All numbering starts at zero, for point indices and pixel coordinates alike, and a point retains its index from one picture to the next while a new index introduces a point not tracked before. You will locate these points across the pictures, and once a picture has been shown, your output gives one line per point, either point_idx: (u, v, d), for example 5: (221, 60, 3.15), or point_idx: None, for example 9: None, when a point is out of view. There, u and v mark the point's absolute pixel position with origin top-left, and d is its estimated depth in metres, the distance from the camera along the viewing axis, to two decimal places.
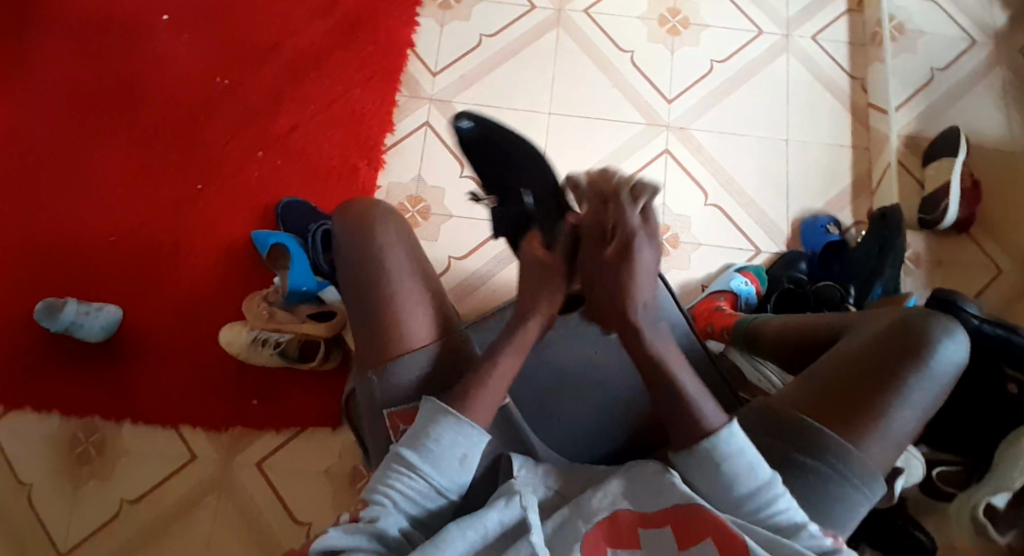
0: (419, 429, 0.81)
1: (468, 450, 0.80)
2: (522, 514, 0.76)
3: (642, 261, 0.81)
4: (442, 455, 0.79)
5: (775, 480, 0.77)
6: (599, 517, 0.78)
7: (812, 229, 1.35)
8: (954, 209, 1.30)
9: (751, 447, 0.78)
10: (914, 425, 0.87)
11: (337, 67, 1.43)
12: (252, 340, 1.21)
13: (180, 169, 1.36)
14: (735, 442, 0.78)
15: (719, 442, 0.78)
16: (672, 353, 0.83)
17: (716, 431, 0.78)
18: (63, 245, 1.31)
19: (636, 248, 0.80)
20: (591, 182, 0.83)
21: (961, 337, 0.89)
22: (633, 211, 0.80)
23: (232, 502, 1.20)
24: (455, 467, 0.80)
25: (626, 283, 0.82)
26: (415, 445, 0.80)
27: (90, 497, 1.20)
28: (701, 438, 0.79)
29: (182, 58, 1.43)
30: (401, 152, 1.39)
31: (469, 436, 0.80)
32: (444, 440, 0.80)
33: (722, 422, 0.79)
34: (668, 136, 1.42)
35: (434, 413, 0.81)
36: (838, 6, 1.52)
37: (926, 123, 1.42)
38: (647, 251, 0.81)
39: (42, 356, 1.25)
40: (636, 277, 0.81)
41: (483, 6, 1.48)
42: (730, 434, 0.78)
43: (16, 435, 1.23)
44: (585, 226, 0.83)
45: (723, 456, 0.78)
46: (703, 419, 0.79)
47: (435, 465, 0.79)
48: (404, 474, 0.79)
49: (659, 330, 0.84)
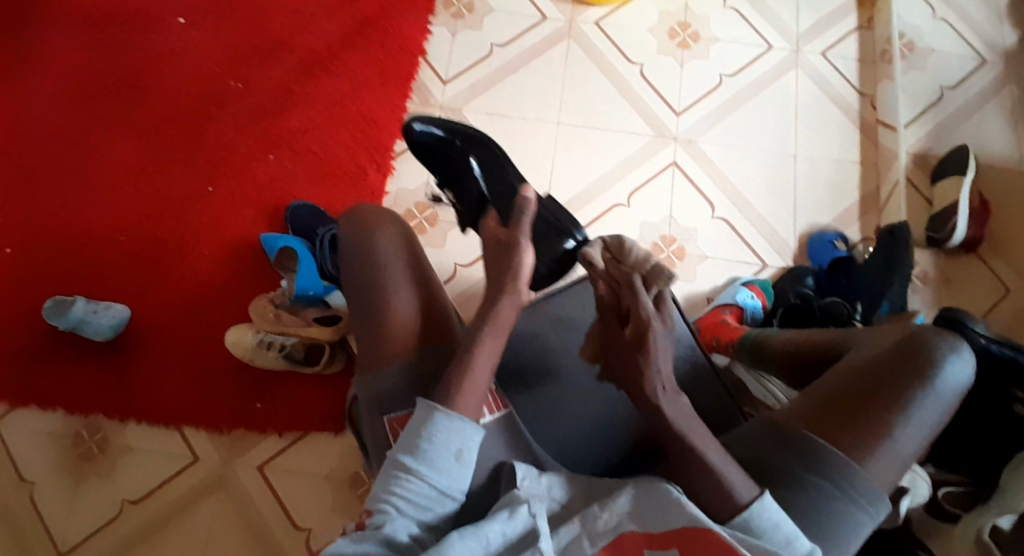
0: (412, 431, 0.80)
1: (463, 444, 0.80)
2: (531, 523, 0.77)
3: (660, 348, 0.78)
4: (438, 454, 0.79)
5: (815, 553, 0.79)
6: (607, 538, 0.77)
7: (819, 244, 1.35)
8: (962, 227, 1.30)
9: (786, 521, 0.79)
10: (919, 443, 0.87)
11: (348, 72, 1.44)
12: (257, 342, 1.22)
13: (191, 170, 1.37)
14: (770, 516, 0.79)
15: (754, 516, 0.78)
16: (693, 424, 0.79)
17: (749, 506, 0.78)
18: (72, 244, 1.32)
19: (652, 334, 0.77)
20: (608, 264, 0.81)
21: (966, 354, 0.90)
22: (647, 300, 0.77)
23: (233, 504, 1.20)
24: (452, 464, 0.79)
25: (642, 370, 0.77)
26: (411, 447, 0.79)
27: (91, 496, 1.20)
28: (734, 512, 0.78)
29: (195, 60, 1.44)
30: (410, 158, 1.40)
31: (462, 431, 0.80)
32: (439, 437, 0.79)
33: (752, 495, 0.79)
34: (676, 148, 1.42)
35: (426, 412, 0.81)
36: (848, 23, 1.52)
37: (934, 140, 1.42)
38: (664, 338, 0.78)
39: (48, 353, 1.26)
40: (653, 364, 0.77)
41: (495, 16, 1.50)
42: (762, 509, 0.79)
43: (20, 432, 1.23)
44: (603, 307, 0.81)
45: (761, 531, 0.78)
46: (734, 493, 0.79)
47: (432, 464, 0.79)
48: (404, 478, 0.78)
49: (682, 408, 0.79)
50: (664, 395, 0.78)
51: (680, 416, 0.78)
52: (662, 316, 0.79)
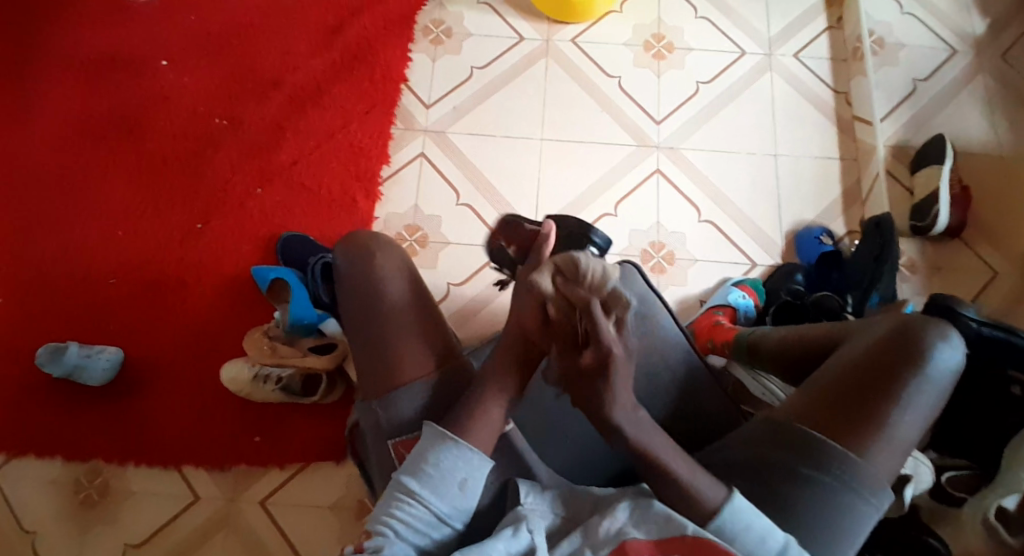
0: (418, 455, 0.81)
1: (469, 475, 0.81)
2: (529, 543, 0.76)
3: (619, 370, 0.74)
4: (442, 479, 0.80)
5: (790, 546, 0.78)
6: (608, 546, 0.77)
7: (806, 240, 1.37)
8: (945, 215, 1.31)
9: (757, 520, 0.79)
10: (918, 431, 0.88)
11: (332, 102, 1.45)
12: (254, 377, 1.21)
13: (179, 208, 1.37)
14: (740, 517, 0.78)
15: (725, 521, 0.78)
16: (653, 437, 0.79)
17: (719, 509, 0.78)
18: (63, 289, 1.31)
19: (613, 358, 0.72)
20: (561, 287, 0.73)
21: (957, 340, 0.90)
22: (608, 326, 0.71)
23: (239, 540, 1.19)
24: (456, 492, 0.80)
25: (603, 393, 0.75)
26: (415, 471, 0.80)
27: (95, 542, 1.19)
28: (707, 518, 0.79)
29: (179, 100, 1.45)
30: (398, 182, 1.41)
31: (469, 461, 0.81)
32: (444, 464, 0.80)
33: (723, 498, 0.79)
34: (659, 156, 1.44)
35: (434, 439, 0.81)
36: (818, 24, 1.55)
37: (912, 132, 1.45)
38: (623, 359, 0.73)
39: (45, 399, 1.25)
40: (614, 382, 0.74)
41: (473, 39, 1.52)
42: (733, 510, 0.79)
43: (19, 482, 1.22)
44: (556, 327, 0.75)
45: (734, 533, 0.78)
46: (703, 498, 0.79)
47: (434, 490, 0.79)
48: (406, 501, 0.79)
49: (644, 424, 0.79)
50: (621, 415, 0.77)
51: (638, 428, 0.78)
52: (621, 337, 0.73)
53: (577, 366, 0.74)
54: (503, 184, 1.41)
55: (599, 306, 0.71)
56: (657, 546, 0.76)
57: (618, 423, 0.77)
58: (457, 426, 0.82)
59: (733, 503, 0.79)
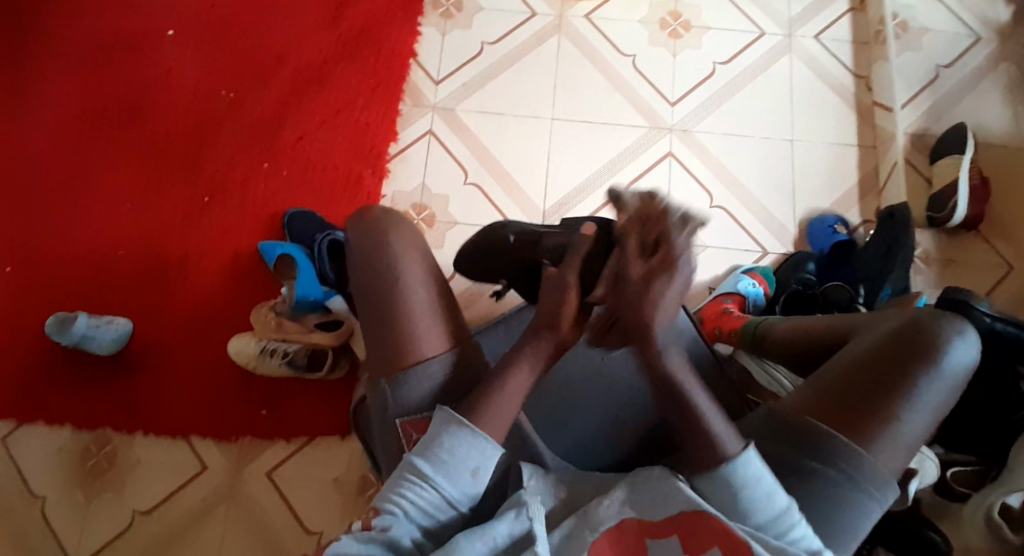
0: (431, 439, 0.81)
1: (480, 463, 0.81)
2: (529, 525, 0.76)
3: (676, 285, 0.75)
4: (455, 465, 0.80)
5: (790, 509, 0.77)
6: (607, 526, 0.77)
7: (819, 229, 1.34)
8: (963, 206, 1.29)
9: (767, 475, 0.77)
10: (926, 428, 0.87)
11: (341, 77, 1.44)
12: (261, 350, 1.21)
13: (188, 181, 1.37)
14: (752, 467, 0.77)
15: (737, 466, 0.77)
16: (683, 366, 0.81)
17: (734, 457, 0.77)
18: (73, 260, 1.32)
19: (678, 270, 0.74)
20: (638, 203, 0.76)
21: (970, 337, 0.89)
22: (684, 237, 0.73)
23: (243, 512, 1.21)
24: (466, 478, 0.80)
25: (652, 311, 0.76)
26: (428, 455, 0.80)
27: (103, 510, 1.21)
28: (719, 463, 0.78)
29: (189, 71, 1.44)
30: (406, 159, 1.40)
31: (482, 449, 0.81)
32: (458, 451, 0.80)
33: (738, 448, 0.78)
34: (672, 139, 1.42)
35: (448, 424, 0.81)
36: (840, 6, 1.52)
37: (932, 120, 1.41)
38: (682, 278, 0.75)
39: (54, 369, 1.26)
40: (666, 297, 0.75)
41: (484, 14, 1.49)
42: (747, 459, 0.77)
43: (28, 449, 1.23)
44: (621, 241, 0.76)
45: (741, 483, 0.77)
46: (721, 444, 0.78)
47: (446, 475, 0.79)
48: (416, 483, 0.79)
49: (676, 352, 0.80)
50: (663, 341, 0.79)
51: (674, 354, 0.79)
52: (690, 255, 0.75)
53: (636, 278, 0.75)
54: (513, 163, 1.39)
55: (676, 229, 0.73)
56: (655, 530, 0.77)
57: (658, 345, 0.78)
58: (464, 415, 0.82)
59: (748, 456, 0.78)
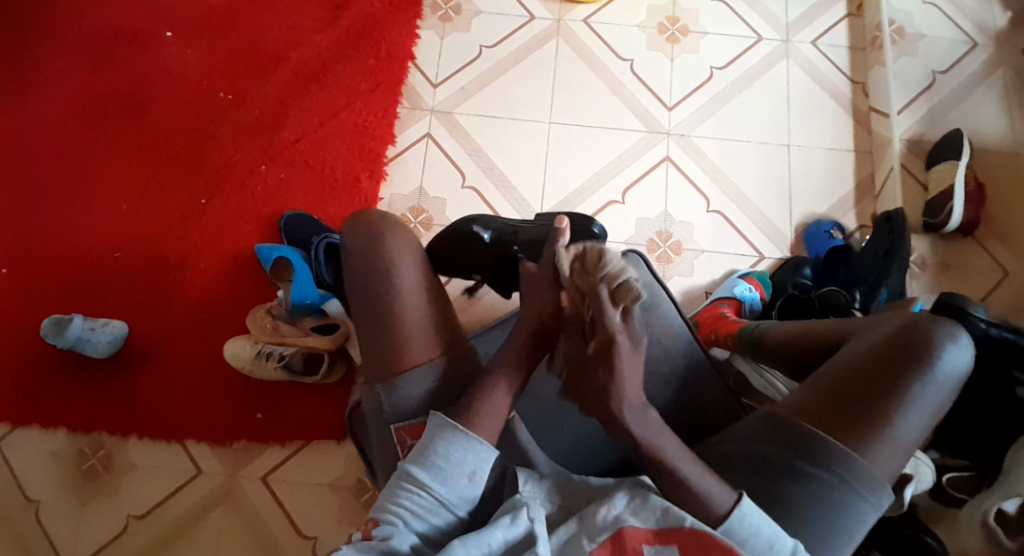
0: (427, 446, 0.81)
1: (477, 466, 0.81)
2: (528, 526, 0.77)
3: (623, 361, 0.75)
4: (451, 471, 0.80)
5: (797, 552, 0.79)
6: (605, 534, 0.77)
7: (816, 234, 1.34)
8: (959, 211, 1.29)
9: (766, 525, 0.79)
10: (920, 432, 0.87)
11: (338, 80, 1.44)
12: (256, 354, 1.21)
13: (184, 184, 1.37)
14: (749, 523, 0.78)
15: (734, 527, 0.78)
16: (664, 438, 0.79)
17: (728, 516, 0.78)
18: (68, 262, 1.32)
19: (617, 346, 0.74)
20: (574, 274, 0.77)
21: (964, 341, 0.89)
22: (614, 313, 0.73)
23: (238, 516, 1.20)
24: (463, 483, 0.80)
25: (607, 384, 0.76)
26: (424, 462, 0.80)
27: (97, 513, 1.20)
28: (715, 523, 0.78)
29: (186, 73, 1.44)
30: (403, 162, 1.40)
31: (478, 453, 0.81)
32: (454, 456, 0.80)
33: (731, 502, 0.79)
34: (669, 143, 1.42)
35: (443, 430, 0.81)
36: (837, 11, 1.52)
37: (928, 125, 1.42)
38: (627, 353, 0.75)
39: (50, 371, 1.26)
40: (618, 374, 0.75)
41: (482, 17, 1.49)
42: (741, 516, 0.78)
43: (23, 453, 1.23)
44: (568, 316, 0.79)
45: (743, 538, 0.78)
46: (712, 503, 0.78)
47: (443, 481, 0.79)
48: (413, 491, 0.79)
49: (653, 422, 0.79)
50: (631, 412, 0.77)
51: (647, 428, 0.78)
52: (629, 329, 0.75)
53: (583, 356, 0.77)
54: (510, 167, 1.39)
55: (606, 300, 0.74)
56: (651, 536, 0.77)
57: (625, 421, 0.77)
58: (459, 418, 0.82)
59: (740, 508, 0.79)
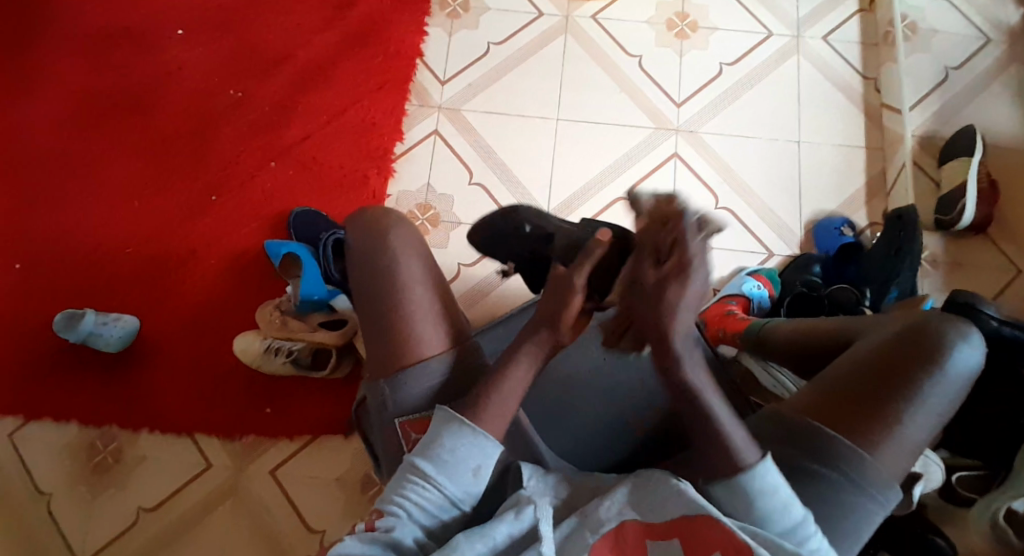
0: (432, 439, 0.81)
1: (481, 462, 0.81)
2: (534, 523, 0.77)
3: (693, 288, 0.73)
4: (456, 465, 0.80)
5: (806, 522, 0.78)
6: (608, 527, 0.77)
7: (825, 231, 1.34)
8: (971, 209, 1.28)
9: (785, 486, 0.77)
10: (929, 432, 0.86)
11: (347, 77, 1.44)
12: (265, 349, 1.22)
13: (195, 180, 1.38)
14: (768, 480, 0.77)
15: (754, 477, 0.77)
16: (706, 382, 0.79)
17: (750, 466, 0.77)
18: (81, 257, 1.33)
19: (691, 268, 0.72)
20: (654, 204, 0.77)
21: (975, 341, 0.88)
22: (695, 239, 0.71)
23: (247, 510, 1.22)
24: (467, 478, 0.80)
25: (665, 312, 0.74)
26: (429, 455, 0.81)
27: (108, 506, 1.22)
28: (736, 470, 0.78)
29: (197, 71, 1.45)
30: (411, 159, 1.40)
31: (483, 447, 0.81)
32: (459, 450, 0.80)
33: (754, 459, 0.78)
34: (677, 140, 1.41)
35: (449, 423, 0.81)
36: (848, 7, 1.51)
37: (940, 122, 1.40)
38: (700, 278, 0.73)
39: (60, 367, 1.28)
40: (682, 302, 0.73)
41: (490, 14, 1.49)
42: (763, 472, 0.77)
43: (35, 445, 1.25)
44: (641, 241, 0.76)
45: (756, 494, 0.77)
46: (738, 453, 0.78)
47: (448, 475, 0.80)
48: (418, 484, 0.80)
49: (697, 359, 0.79)
50: (681, 346, 0.77)
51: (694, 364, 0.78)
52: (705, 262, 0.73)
53: (650, 277, 0.74)
54: (518, 164, 1.39)
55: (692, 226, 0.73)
56: (655, 532, 0.77)
57: (676, 351, 0.77)
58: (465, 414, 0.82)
59: (765, 465, 0.78)
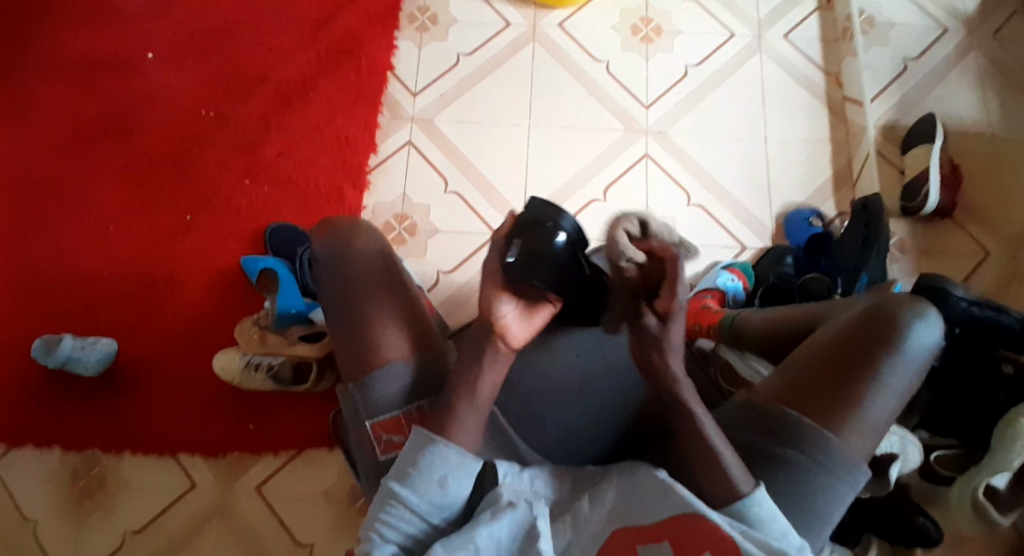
0: (405, 459, 0.81)
1: (448, 472, 0.80)
2: (531, 518, 0.78)
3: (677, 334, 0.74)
4: (422, 479, 0.80)
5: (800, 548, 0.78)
6: (598, 533, 0.79)
7: (796, 223, 1.35)
8: (935, 194, 1.30)
9: (779, 513, 0.78)
10: (892, 410, 0.87)
11: (319, 94, 1.46)
12: (245, 365, 1.22)
13: (170, 201, 1.38)
14: (766, 505, 0.78)
15: (750, 503, 0.77)
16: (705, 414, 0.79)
17: (748, 493, 0.77)
18: (58, 283, 1.33)
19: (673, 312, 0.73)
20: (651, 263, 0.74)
21: (933, 320, 0.90)
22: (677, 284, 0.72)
23: (235, 528, 1.21)
24: (435, 490, 0.80)
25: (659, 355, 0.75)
26: (400, 474, 0.81)
27: (93, 530, 1.21)
28: (732, 500, 0.78)
29: (170, 93, 1.46)
30: (386, 171, 1.41)
31: (451, 460, 0.80)
32: (426, 464, 0.80)
33: (750, 486, 0.78)
34: (647, 141, 1.43)
35: (419, 442, 0.81)
36: (807, 5, 1.55)
37: (902, 111, 1.44)
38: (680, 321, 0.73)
39: (41, 393, 1.27)
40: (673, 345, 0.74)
41: (459, 26, 1.52)
42: (761, 497, 0.78)
43: (18, 473, 1.24)
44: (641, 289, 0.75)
45: (754, 519, 0.77)
46: (734, 483, 0.78)
47: (416, 490, 0.80)
48: (391, 505, 0.80)
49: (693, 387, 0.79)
50: (677, 371, 0.76)
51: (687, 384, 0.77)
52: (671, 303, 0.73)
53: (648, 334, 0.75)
54: (492, 170, 1.41)
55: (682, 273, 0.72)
56: (644, 535, 0.77)
57: (675, 385, 0.77)
58: (446, 431, 0.81)
59: (759, 493, 0.78)
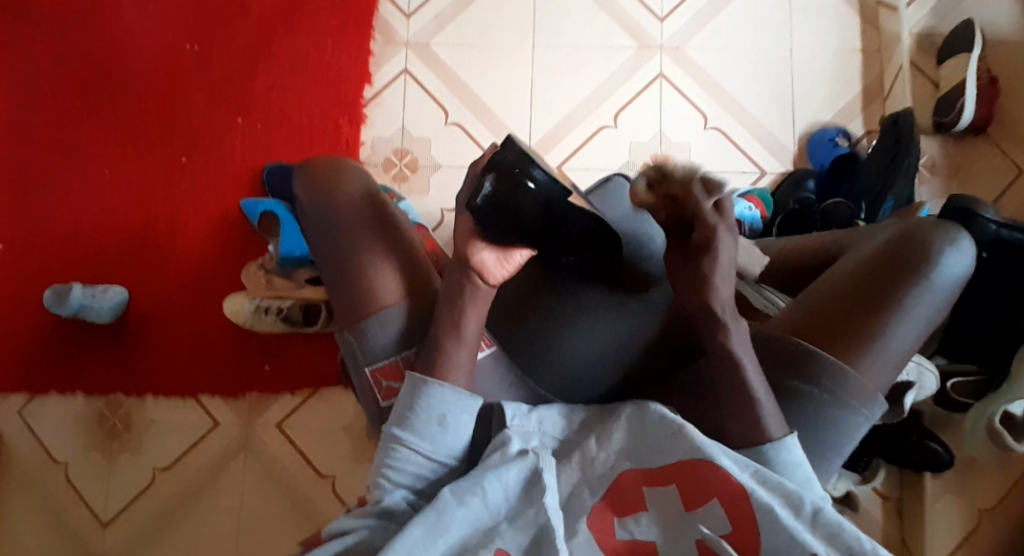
0: (404, 403, 0.78)
1: (446, 410, 0.77)
2: (534, 464, 0.72)
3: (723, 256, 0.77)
4: (420, 420, 0.77)
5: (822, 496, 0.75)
6: (609, 476, 0.73)
7: (820, 143, 1.28)
8: (970, 108, 1.22)
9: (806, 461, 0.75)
10: (915, 340, 0.83)
11: (307, 21, 1.38)
12: (255, 308, 1.21)
13: (165, 141, 1.35)
14: (795, 452, 0.75)
15: (779, 450, 0.74)
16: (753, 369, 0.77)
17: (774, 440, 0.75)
18: (62, 231, 1.32)
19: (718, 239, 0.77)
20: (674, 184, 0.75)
21: (966, 247, 0.85)
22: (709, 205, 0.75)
23: (259, 463, 1.24)
24: (438, 431, 0.77)
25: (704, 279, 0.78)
26: (399, 419, 0.78)
27: (124, 470, 1.25)
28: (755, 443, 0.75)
29: (147, 29, 1.39)
30: (382, 103, 1.35)
31: (448, 397, 0.77)
32: (425, 405, 0.77)
33: (782, 432, 0.75)
34: (662, 58, 1.34)
35: (413, 385, 0.78)
36: None
37: (939, 18, 1.32)
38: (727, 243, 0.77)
39: (58, 341, 1.28)
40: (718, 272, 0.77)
41: None
42: (792, 444, 0.75)
43: (45, 418, 1.27)
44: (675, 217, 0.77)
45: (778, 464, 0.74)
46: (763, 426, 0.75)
47: (417, 432, 0.77)
48: (395, 451, 0.77)
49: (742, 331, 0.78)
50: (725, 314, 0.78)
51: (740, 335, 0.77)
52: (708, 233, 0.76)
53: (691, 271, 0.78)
54: (495, 96, 1.34)
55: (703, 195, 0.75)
56: (652, 478, 0.71)
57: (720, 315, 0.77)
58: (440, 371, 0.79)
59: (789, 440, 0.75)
